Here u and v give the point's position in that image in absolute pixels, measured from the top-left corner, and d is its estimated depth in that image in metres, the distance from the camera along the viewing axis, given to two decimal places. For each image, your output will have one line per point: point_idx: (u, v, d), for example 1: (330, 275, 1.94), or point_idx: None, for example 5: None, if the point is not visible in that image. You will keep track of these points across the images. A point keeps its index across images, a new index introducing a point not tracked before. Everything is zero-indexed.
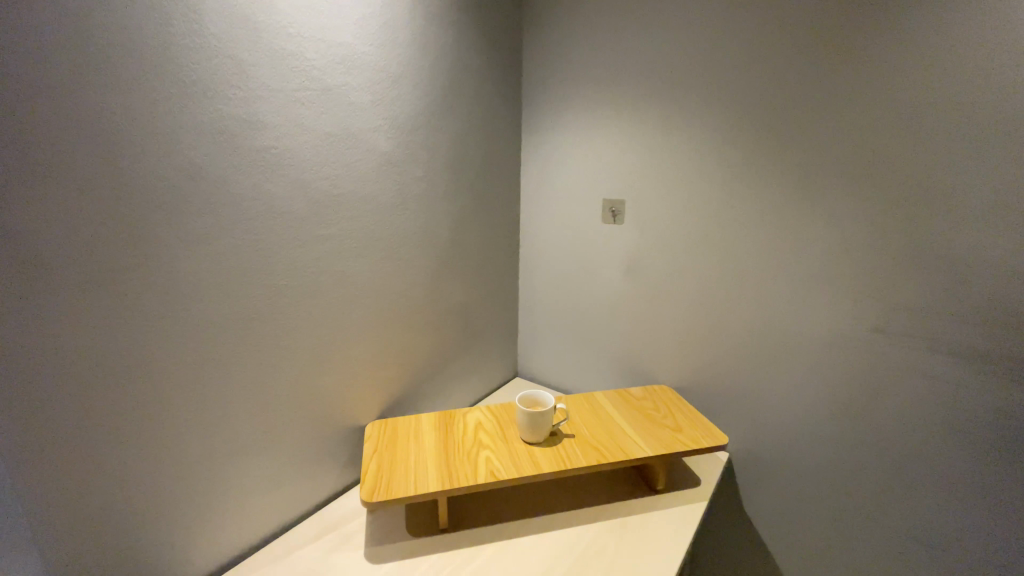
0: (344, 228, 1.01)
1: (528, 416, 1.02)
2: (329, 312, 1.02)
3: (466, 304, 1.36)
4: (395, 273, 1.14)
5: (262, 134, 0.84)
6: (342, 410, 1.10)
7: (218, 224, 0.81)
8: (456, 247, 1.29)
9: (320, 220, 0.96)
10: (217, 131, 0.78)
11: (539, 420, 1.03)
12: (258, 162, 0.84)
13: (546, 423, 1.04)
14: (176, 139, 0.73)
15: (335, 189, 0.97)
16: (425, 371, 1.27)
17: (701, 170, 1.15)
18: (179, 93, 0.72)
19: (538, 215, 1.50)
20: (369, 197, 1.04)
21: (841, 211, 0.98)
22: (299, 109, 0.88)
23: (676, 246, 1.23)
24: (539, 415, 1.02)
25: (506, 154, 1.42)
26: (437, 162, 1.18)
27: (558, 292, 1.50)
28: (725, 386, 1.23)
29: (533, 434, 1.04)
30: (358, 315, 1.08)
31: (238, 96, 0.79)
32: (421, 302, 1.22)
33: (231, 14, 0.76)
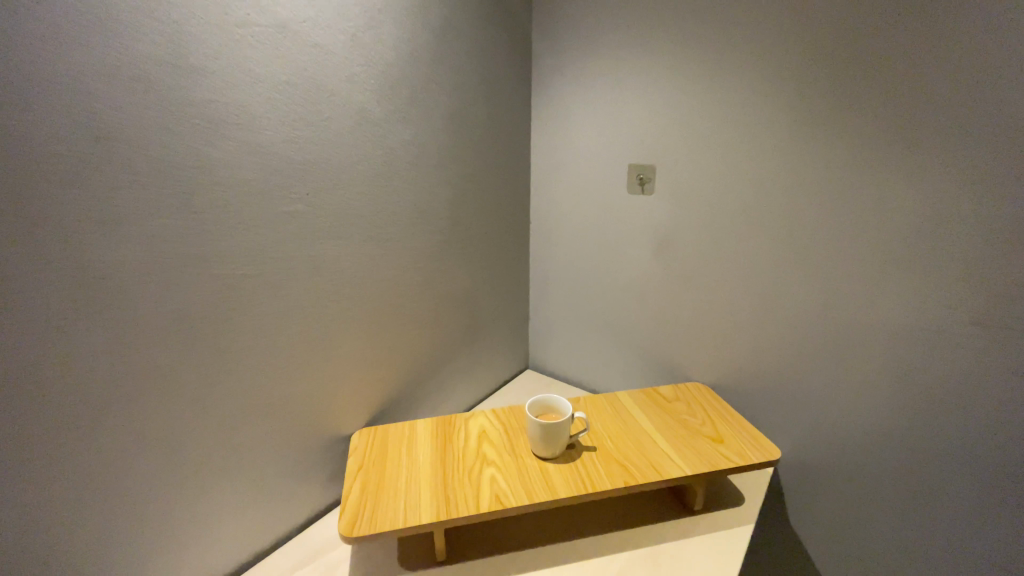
0: (319, 203, 0.83)
1: (542, 428, 0.86)
2: (304, 307, 0.86)
3: (469, 290, 1.19)
4: (384, 259, 0.96)
5: (197, 78, 0.64)
6: (326, 418, 0.95)
7: (146, 201, 0.63)
8: (456, 226, 1.10)
9: (285, 193, 0.78)
10: (135, 74, 0.59)
11: (554, 433, 0.86)
12: (195, 117, 0.65)
13: (563, 436, 0.87)
14: (74, 88, 0.55)
15: (302, 153, 0.79)
16: (422, 369, 1.11)
17: (751, 129, 0.94)
18: (71, 24, 0.53)
19: (552, 186, 1.30)
20: (347, 165, 0.86)
21: (936, 175, 0.77)
22: (246, 45, 0.68)
23: (718, 221, 1.03)
24: (555, 427, 0.85)
25: (514, 115, 1.22)
26: (431, 125, 0.99)
27: (575, 275, 1.32)
28: (773, 388, 1.04)
29: (548, 448, 0.87)
30: (339, 309, 0.91)
31: (157, 22, 0.60)
32: (415, 292, 1.05)
33: None
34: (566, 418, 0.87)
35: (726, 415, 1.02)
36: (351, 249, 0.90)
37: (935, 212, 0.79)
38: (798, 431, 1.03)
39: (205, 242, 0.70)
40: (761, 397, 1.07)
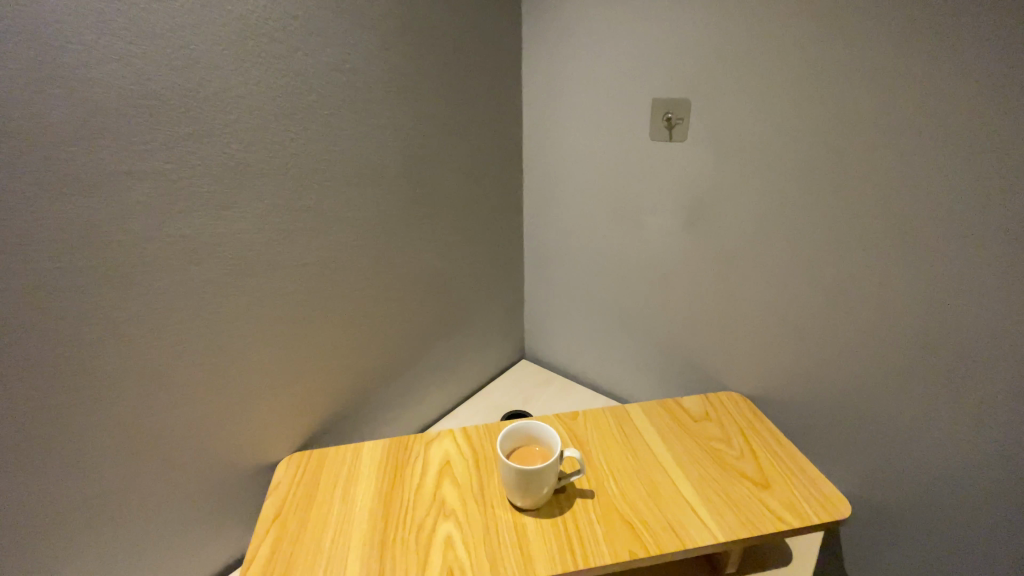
0: (190, 154, 0.56)
1: (519, 475, 0.62)
2: (181, 307, 0.60)
3: (439, 270, 0.93)
4: (306, 236, 0.70)
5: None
6: (240, 448, 0.72)
7: None
8: (415, 186, 0.83)
9: (121, 140, 0.51)
10: None
11: (536, 482, 0.62)
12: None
13: (549, 482, 0.64)
14: None
15: (125, 54, 0.49)
16: (376, 374, 0.87)
17: (846, 35, 0.62)
18: None
19: (548, 132, 0.99)
20: (226, 93, 0.57)
21: None
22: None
23: (779, 181, 0.73)
24: (538, 474, 0.62)
25: (500, 30, 0.89)
26: (368, 42, 0.69)
27: (580, 248, 1.03)
28: (838, 412, 0.77)
29: (528, 498, 0.64)
30: (243, 307, 0.66)
31: None
32: (359, 276, 0.79)
33: None
34: (553, 460, 0.63)
35: (773, 445, 0.76)
36: (252, 225, 0.64)
37: None
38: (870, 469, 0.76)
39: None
40: (822, 421, 0.79)
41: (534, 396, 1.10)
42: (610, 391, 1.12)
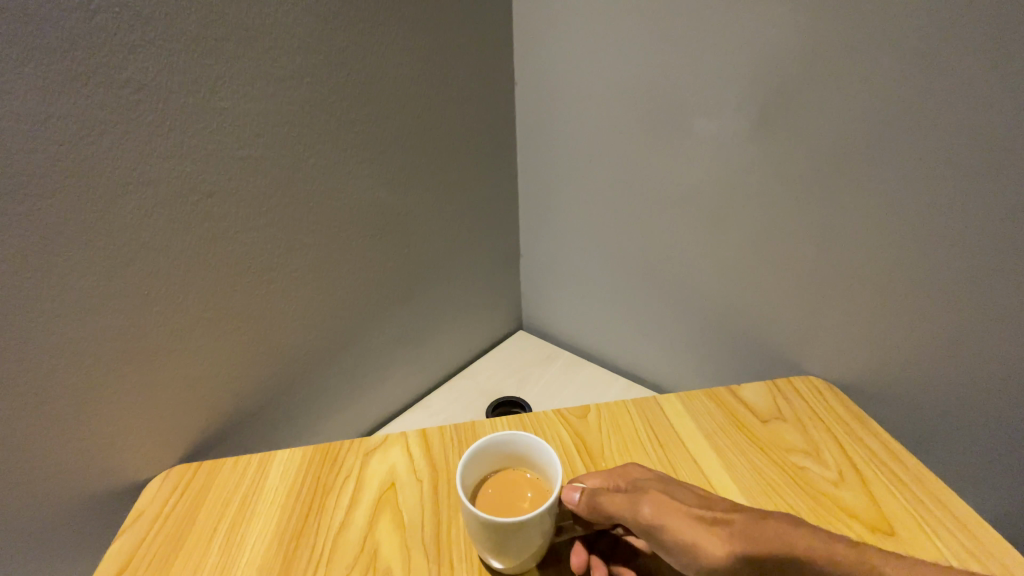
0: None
1: (500, 529, 0.37)
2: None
3: (396, 207, 0.67)
4: (161, 129, 0.44)
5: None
6: (80, 463, 0.47)
7: None
8: (347, 74, 0.56)
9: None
10: None
11: (527, 539, 0.38)
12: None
13: (545, 537, 0.39)
14: None
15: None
16: (305, 348, 0.63)
17: None
18: None
19: (549, 11, 0.69)
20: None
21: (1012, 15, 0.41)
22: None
23: (943, 19, 0.44)
24: (531, 525, 0.37)
25: None
26: None
27: (592, 178, 0.75)
28: (991, 387, 0.52)
29: (512, 562, 0.40)
30: (43, 243, 0.40)
31: None
32: (258, 205, 0.53)
33: None
34: (554, 500, 0.38)
35: (885, 459, 0.50)
36: (37, 95, 0.37)
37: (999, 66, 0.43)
38: (1012, 463, 0.54)
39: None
40: (947, 403, 0.55)
41: (532, 377, 0.85)
42: (628, 371, 0.87)
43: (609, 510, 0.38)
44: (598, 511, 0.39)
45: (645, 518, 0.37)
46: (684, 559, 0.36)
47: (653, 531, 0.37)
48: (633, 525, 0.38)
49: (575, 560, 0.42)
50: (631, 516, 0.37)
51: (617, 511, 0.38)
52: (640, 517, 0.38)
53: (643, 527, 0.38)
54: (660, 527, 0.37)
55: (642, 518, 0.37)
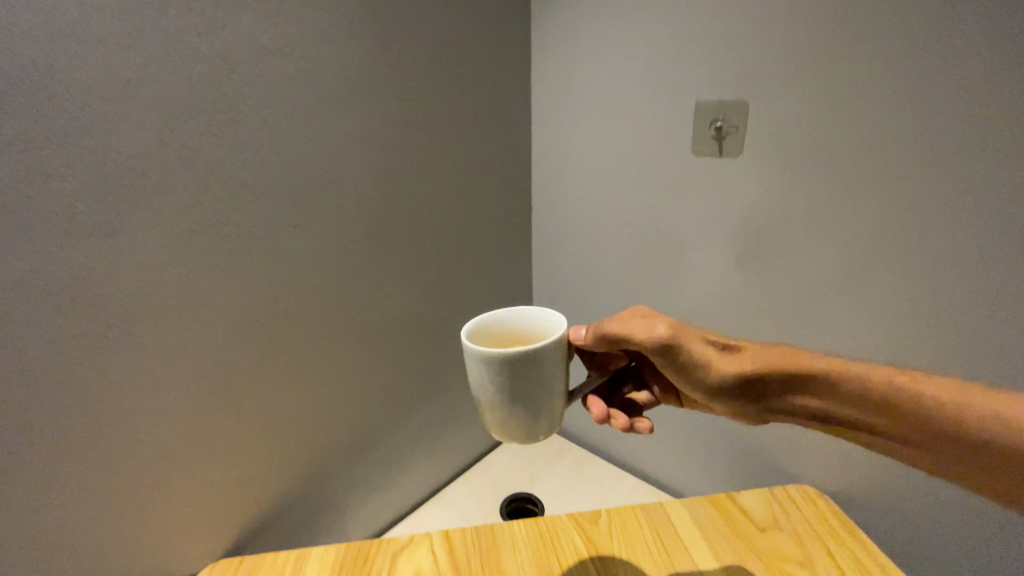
0: (53, 117, 0.40)
1: (517, 362, 0.41)
2: (38, 351, 0.43)
3: (427, 319, 0.76)
4: (243, 259, 0.53)
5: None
6: (140, 552, 0.53)
7: None
8: (396, 219, 0.67)
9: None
10: None
11: (541, 374, 0.42)
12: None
13: (556, 383, 0.44)
14: None
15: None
16: (339, 447, 0.69)
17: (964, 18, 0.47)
18: None
19: (562, 156, 0.82)
20: (121, 34, 0.42)
21: (928, 198, 0.52)
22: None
23: (884, 181, 0.54)
24: (545, 359, 0.42)
25: (506, 42, 0.76)
26: (339, 47, 0.57)
27: (600, 292, 0.84)
28: (965, 504, 0.57)
29: (523, 411, 0.43)
30: (143, 352, 0.49)
31: None
32: (311, 316, 0.61)
33: None
34: (562, 335, 0.44)
35: (865, 563, 0.55)
36: (163, 242, 0.48)
37: (927, 235, 0.53)
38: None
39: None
40: (927, 517, 0.60)
41: (542, 473, 0.89)
42: (633, 470, 0.91)
43: (629, 338, 0.46)
44: (614, 339, 0.47)
45: (663, 334, 0.45)
46: (696, 370, 0.46)
47: (668, 348, 0.46)
48: (647, 342, 0.46)
49: (596, 409, 0.51)
50: (651, 333, 0.45)
51: (643, 335, 0.46)
52: (657, 336, 0.46)
53: (658, 346, 0.46)
54: (676, 344, 0.46)
55: (668, 339, 0.46)
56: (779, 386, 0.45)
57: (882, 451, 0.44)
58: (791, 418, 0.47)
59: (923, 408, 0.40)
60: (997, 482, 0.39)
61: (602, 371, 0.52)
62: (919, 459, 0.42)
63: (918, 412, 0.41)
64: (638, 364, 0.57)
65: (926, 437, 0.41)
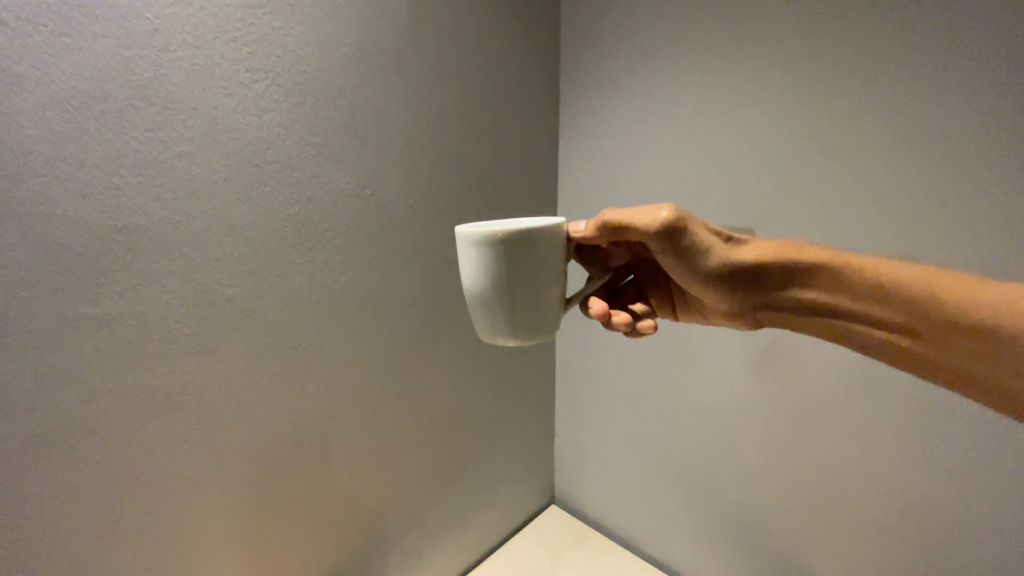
0: (122, 215, 0.43)
1: (519, 238, 0.41)
2: (86, 437, 0.44)
3: (454, 420, 0.76)
4: (286, 340, 0.55)
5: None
6: None
7: None
8: (431, 326, 0.69)
9: (27, 193, 0.39)
10: None
11: (538, 260, 0.42)
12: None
13: (552, 274, 0.44)
14: None
15: (40, 71, 0.38)
16: (359, 550, 0.68)
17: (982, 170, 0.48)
18: None
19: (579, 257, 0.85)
20: (186, 134, 0.45)
21: None
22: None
23: None
24: (539, 240, 0.42)
25: (539, 155, 0.80)
26: (389, 175, 0.60)
27: (623, 390, 0.85)
28: None
29: (520, 301, 0.43)
30: (180, 436, 0.50)
31: None
32: (342, 394, 0.62)
33: None
34: (561, 230, 0.45)
35: None
36: (217, 363, 0.51)
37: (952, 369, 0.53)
38: None
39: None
40: None
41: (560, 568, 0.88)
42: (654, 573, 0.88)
43: (630, 226, 0.45)
44: (615, 228, 0.46)
45: (667, 214, 0.43)
46: (699, 266, 0.46)
47: (672, 236, 0.44)
48: (650, 227, 0.44)
49: (597, 306, 0.50)
50: (654, 216, 0.44)
51: (646, 226, 0.44)
52: (660, 220, 0.44)
53: (661, 234, 0.44)
54: (681, 232, 0.44)
55: (671, 222, 0.44)
56: (776, 274, 0.45)
57: (871, 353, 0.44)
58: (789, 318, 0.47)
59: (946, 302, 0.39)
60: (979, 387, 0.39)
61: (602, 270, 0.53)
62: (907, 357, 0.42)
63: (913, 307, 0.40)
64: (635, 275, 0.57)
65: (919, 332, 0.40)
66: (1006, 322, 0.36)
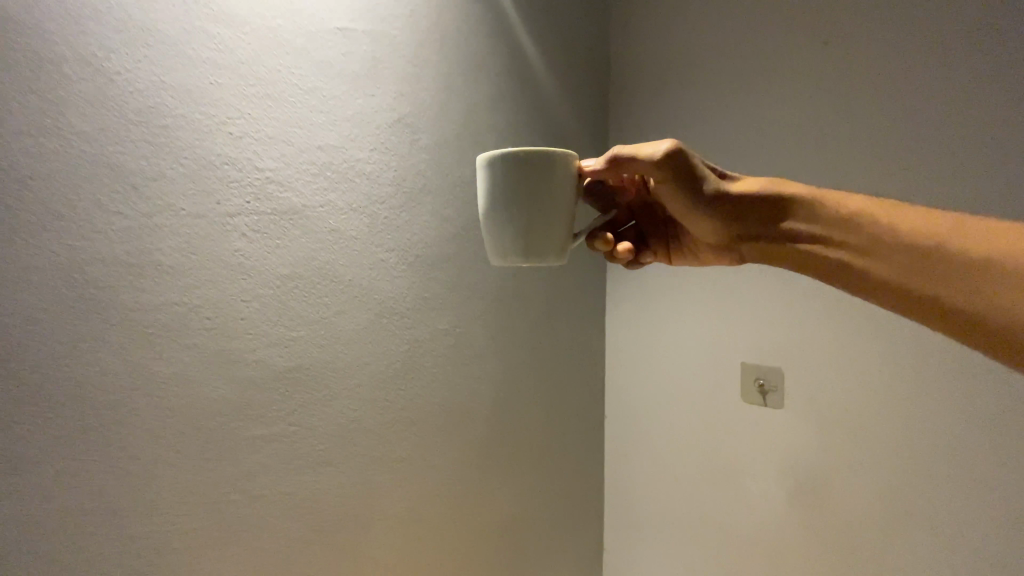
0: (305, 362, 0.60)
1: (528, 158, 0.49)
2: (259, 531, 0.58)
3: (519, 530, 0.85)
4: (386, 453, 0.68)
5: (106, 84, 0.47)
6: None
7: (77, 433, 0.48)
8: (502, 444, 0.81)
9: (237, 344, 0.55)
10: (101, 268, 0.48)
11: (547, 181, 0.49)
12: (92, 162, 0.47)
13: (561, 199, 0.51)
14: (31, 305, 0.45)
15: (258, 264, 0.56)
16: None
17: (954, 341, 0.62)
18: (66, 239, 0.46)
19: (626, 385, 0.96)
20: (351, 302, 0.63)
21: (952, 474, 0.63)
22: (210, 69, 0.52)
23: (916, 436, 0.65)
24: (553, 159, 0.49)
25: (594, 296, 0.96)
26: (478, 320, 0.77)
27: (669, 510, 0.91)
28: None
29: (529, 212, 0.50)
30: (315, 534, 0.62)
31: (153, 229, 0.50)
32: (430, 503, 0.72)
33: (154, 127, 0.50)
34: (572, 164, 0.51)
35: None
36: (350, 474, 0.64)
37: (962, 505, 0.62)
38: None
39: (63, 405, 0.47)
40: None
41: None
42: None
43: (636, 156, 0.52)
44: (620, 161, 0.52)
45: (673, 144, 0.50)
46: (693, 196, 0.52)
47: (674, 163, 0.51)
48: (654, 158, 0.51)
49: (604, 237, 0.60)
50: (661, 144, 0.51)
51: (649, 154, 0.51)
52: (663, 150, 0.51)
53: (664, 163, 0.51)
54: (681, 160, 0.51)
55: (674, 152, 0.51)
56: (765, 210, 0.51)
57: (838, 283, 0.48)
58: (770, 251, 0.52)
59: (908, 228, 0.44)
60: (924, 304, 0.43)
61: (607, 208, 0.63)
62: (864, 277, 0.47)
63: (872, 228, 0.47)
64: (637, 223, 0.67)
65: (883, 252, 0.45)
66: (952, 243, 0.42)
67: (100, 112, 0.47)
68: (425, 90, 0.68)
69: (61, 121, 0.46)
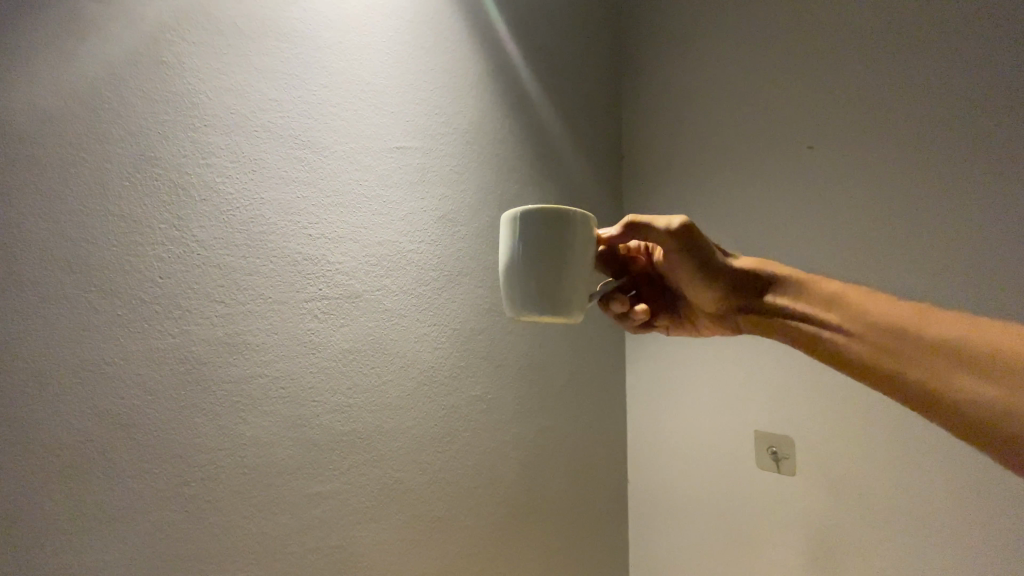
0: (360, 425, 0.69)
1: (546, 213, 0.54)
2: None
3: None
4: (425, 510, 0.74)
5: (222, 202, 0.60)
6: None
7: (177, 483, 0.57)
8: (530, 504, 0.86)
9: (305, 410, 0.65)
10: (208, 346, 0.59)
11: (563, 235, 0.54)
12: (206, 263, 0.59)
13: (574, 254, 0.55)
14: (155, 376, 0.56)
15: (327, 341, 0.66)
16: None
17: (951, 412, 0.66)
18: (184, 322, 0.58)
19: (648, 450, 1.01)
20: (399, 372, 0.73)
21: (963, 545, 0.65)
22: (299, 186, 0.65)
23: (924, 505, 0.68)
24: (569, 216, 0.54)
25: (615, 363, 1.03)
26: (508, 387, 0.85)
27: None
28: None
29: (543, 264, 0.54)
30: None
31: (249, 313, 0.61)
32: (463, 560, 0.78)
33: (254, 232, 0.62)
34: (589, 225, 0.57)
35: None
36: (391, 530, 0.71)
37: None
38: None
39: (170, 460, 0.57)
40: None
41: None
42: None
43: (652, 226, 0.59)
44: (637, 228, 0.60)
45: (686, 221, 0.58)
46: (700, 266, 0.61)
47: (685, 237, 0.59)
48: (669, 230, 0.59)
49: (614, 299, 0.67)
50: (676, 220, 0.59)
51: (663, 224, 0.59)
52: (678, 225, 0.59)
53: (676, 235, 0.59)
54: (692, 236, 0.59)
55: (686, 228, 0.59)
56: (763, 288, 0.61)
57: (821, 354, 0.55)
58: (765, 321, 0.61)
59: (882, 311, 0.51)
60: (893, 381, 0.48)
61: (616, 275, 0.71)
62: (847, 355, 0.52)
63: (853, 312, 0.53)
64: (639, 291, 0.74)
65: (860, 331, 0.52)
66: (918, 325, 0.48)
67: (216, 223, 0.60)
68: (466, 188, 0.80)
69: (187, 231, 0.58)
